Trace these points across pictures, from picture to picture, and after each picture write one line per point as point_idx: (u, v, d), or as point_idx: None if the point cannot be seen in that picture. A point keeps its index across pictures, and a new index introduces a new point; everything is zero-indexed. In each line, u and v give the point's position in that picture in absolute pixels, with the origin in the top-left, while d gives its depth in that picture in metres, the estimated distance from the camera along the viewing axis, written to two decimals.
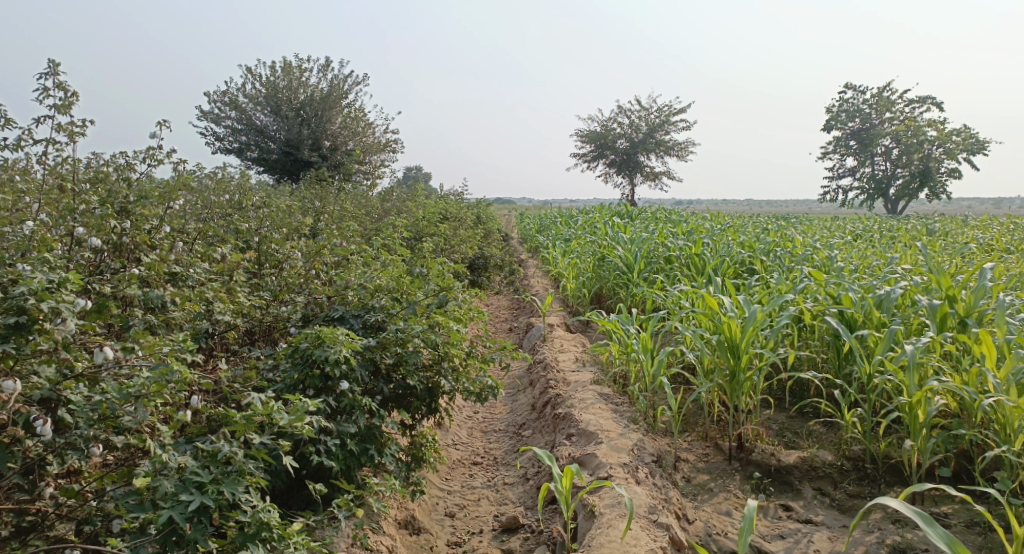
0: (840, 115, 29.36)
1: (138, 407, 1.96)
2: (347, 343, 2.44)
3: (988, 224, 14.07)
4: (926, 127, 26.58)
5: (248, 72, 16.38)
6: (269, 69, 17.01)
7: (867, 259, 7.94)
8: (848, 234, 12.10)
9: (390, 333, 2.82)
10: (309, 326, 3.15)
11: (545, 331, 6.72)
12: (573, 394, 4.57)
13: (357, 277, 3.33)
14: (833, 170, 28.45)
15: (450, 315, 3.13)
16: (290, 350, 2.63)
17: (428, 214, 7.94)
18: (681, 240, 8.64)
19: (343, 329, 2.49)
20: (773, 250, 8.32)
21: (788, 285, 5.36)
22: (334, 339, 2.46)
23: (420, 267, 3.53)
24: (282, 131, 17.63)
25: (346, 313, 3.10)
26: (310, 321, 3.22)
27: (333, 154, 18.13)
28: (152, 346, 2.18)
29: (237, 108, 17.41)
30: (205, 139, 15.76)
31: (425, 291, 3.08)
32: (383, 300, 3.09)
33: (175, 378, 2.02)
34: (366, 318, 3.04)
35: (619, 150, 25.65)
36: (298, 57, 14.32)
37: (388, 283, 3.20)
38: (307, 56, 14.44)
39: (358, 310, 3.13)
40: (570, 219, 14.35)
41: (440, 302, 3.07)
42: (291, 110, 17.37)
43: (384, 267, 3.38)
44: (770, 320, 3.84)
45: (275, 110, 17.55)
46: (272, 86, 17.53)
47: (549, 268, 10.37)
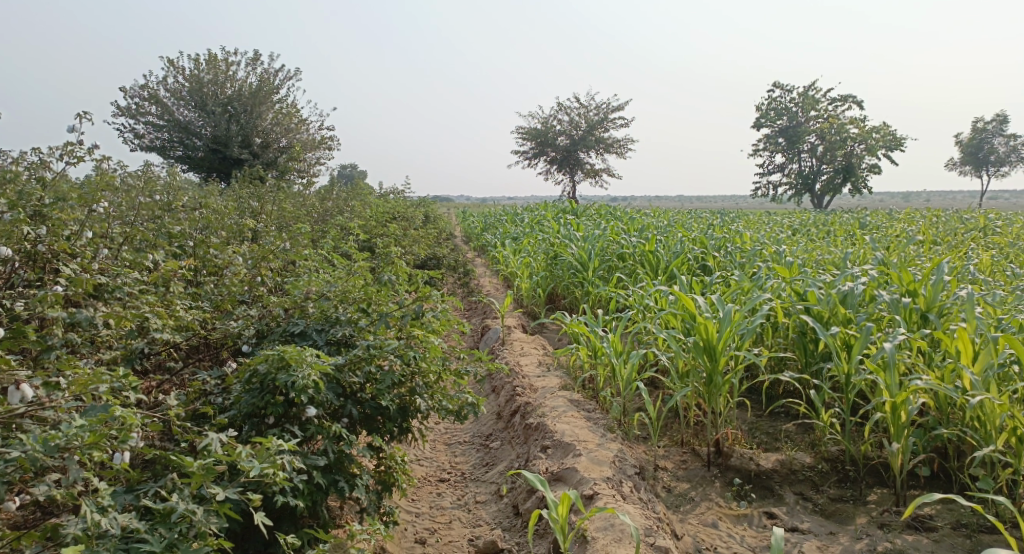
0: (769, 113, 30.28)
1: (69, 462, 1.64)
2: (316, 364, 2.14)
3: (912, 218, 14.69)
4: (849, 125, 27.71)
5: (171, 66, 15.50)
6: (194, 62, 16.14)
7: (814, 254, 8.07)
8: (787, 228, 12.37)
9: (362, 350, 2.53)
10: (264, 343, 2.82)
11: (503, 334, 6.50)
12: (542, 402, 4.35)
13: (317, 287, 3.02)
14: (763, 166, 29.32)
15: (424, 327, 2.86)
16: (246, 372, 2.30)
17: (375, 213, 7.58)
18: (632, 237, 8.57)
19: (311, 348, 2.19)
20: (723, 245, 8.34)
21: (751, 282, 5.32)
22: (300, 360, 2.15)
23: (386, 273, 3.24)
24: (209, 128, 16.76)
25: (307, 328, 2.79)
26: (265, 337, 2.88)
27: (265, 152, 17.37)
28: (85, 382, 1.86)
29: (159, 104, 16.44)
30: (124, 136, 14.82)
31: (397, 301, 2.80)
32: (348, 312, 2.80)
33: (116, 426, 1.70)
34: (332, 332, 2.73)
35: (558, 148, 25.66)
36: (226, 51, 13.61)
37: (356, 293, 2.91)
38: (236, 50, 13.75)
39: (323, 324, 2.83)
40: (515, 216, 14.14)
41: (414, 312, 2.80)
42: (218, 106, 16.55)
43: (347, 274, 3.09)
44: (748, 320, 3.73)
45: (200, 105, 16.68)
46: (197, 80, 16.64)
47: (499, 268, 10.14)
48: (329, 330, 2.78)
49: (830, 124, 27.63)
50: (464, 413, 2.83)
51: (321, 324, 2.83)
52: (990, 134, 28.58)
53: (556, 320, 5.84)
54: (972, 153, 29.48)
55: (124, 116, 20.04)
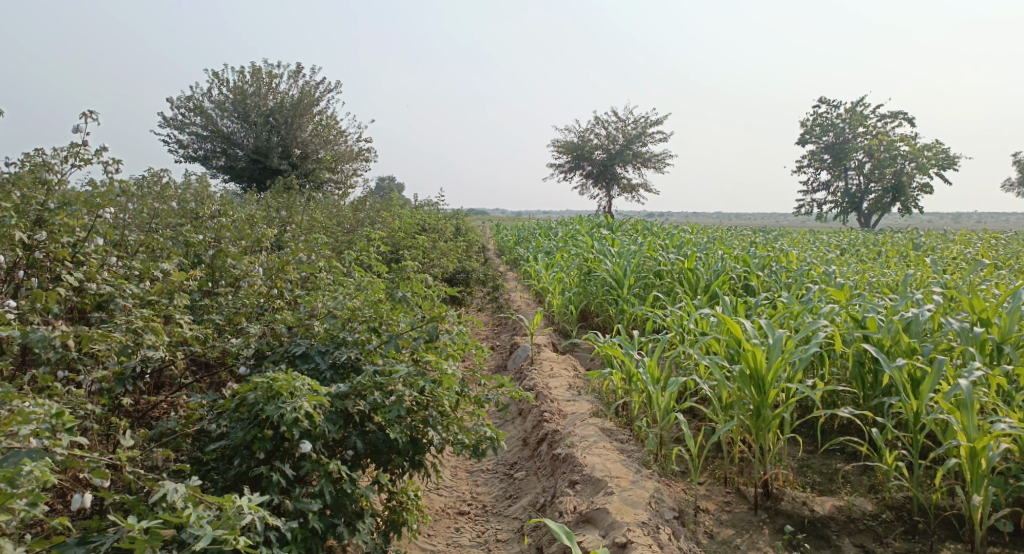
0: (814, 129, 29.51)
1: None
2: (311, 394, 1.89)
3: (968, 239, 13.96)
4: (898, 142, 26.79)
5: (215, 76, 15.71)
6: (237, 74, 16.35)
7: (866, 276, 7.60)
8: (834, 248, 11.83)
9: (368, 377, 2.29)
10: (266, 362, 2.59)
11: (533, 353, 6.22)
12: (572, 430, 4.03)
13: (326, 304, 2.80)
14: (808, 183, 28.51)
15: (439, 351, 2.62)
16: (235, 399, 2.05)
17: (405, 224, 7.40)
18: (671, 253, 8.22)
19: (307, 377, 1.95)
20: (768, 265, 7.93)
21: (800, 304, 4.94)
22: (291, 389, 1.91)
23: (403, 290, 3.02)
24: (250, 139, 16.93)
25: (310, 349, 2.55)
26: (264, 357, 2.66)
27: (303, 163, 17.45)
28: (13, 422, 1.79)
29: (202, 114, 16.67)
30: (167, 145, 15.00)
31: (410, 322, 2.57)
32: (357, 332, 2.56)
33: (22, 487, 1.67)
34: (337, 355, 2.50)
35: (595, 162, 25.32)
36: (267, 63, 13.71)
37: (366, 312, 2.68)
38: (277, 62, 13.86)
39: (328, 345, 2.61)
40: (549, 231, 13.87)
41: (429, 335, 2.56)
42: (259, 117, 16.72)
43: (359, 290, 2.86)
44: (802, 348, 3.38)
45: (242, 116, 16.86)
46: (240, 91, 16.86)
47: (531, 283, 9.86)
48: (334, 353, 2.55)
49: (878, 141, 26.76)
50: (482, 449, 2.54)
51: (326, 344, 2.61)
52: None
53: (588, 340, 5.53)
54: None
55: (170, 127, 20.47)
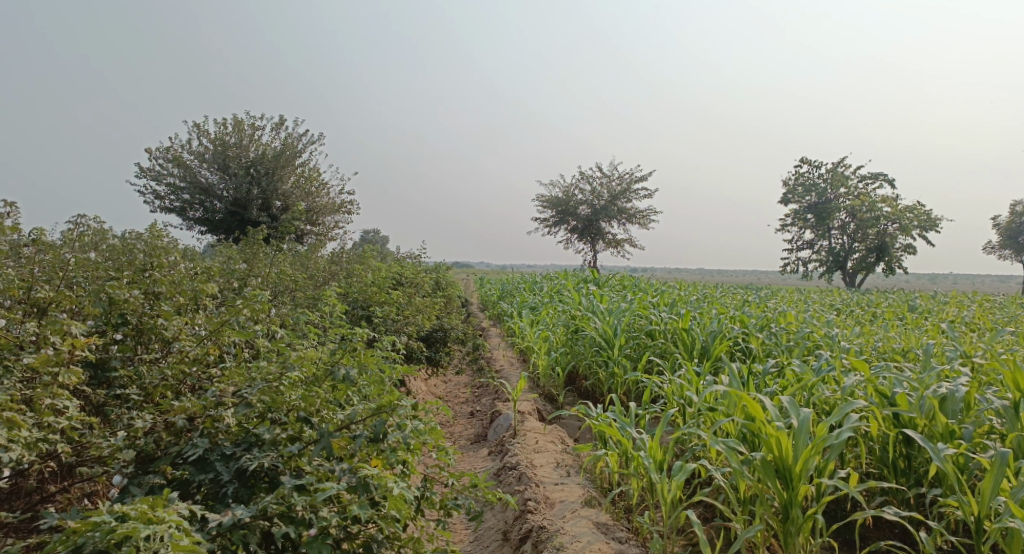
0: (797, 188, 29.66)
1: None
2: (176, 544, 1.87)
3: (960, 301, 13.61)
4: (881, 203, 26.91)
5: (194, 125, 15.34)
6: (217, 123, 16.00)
7: (870, 341, 7.14)
8: (829, 308, 11.39)
9: (294, 497, 2.20)
10: (155, 465, 2.43)
11: (515, 422, 5.64)
12: (560, 526, 3.43)
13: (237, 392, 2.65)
14: (792, 242, 28.44)
15: (385, 451, 2.48)
16: (75, 539, 1.92)
17: (379, 277, 6.90)
18: (664, 312, 7.73)
19: (165, 526, 1.89)
20: (766, 326, 7.45)
21: (814, 373, 4.45)
22: (139, 539, 1.85)
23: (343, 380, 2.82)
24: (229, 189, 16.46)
25: (207, 454, 2.42)
26: (152, 457, 2.54)
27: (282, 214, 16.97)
28: None
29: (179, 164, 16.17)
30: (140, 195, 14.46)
31: (354, 418, 2.47)
32: (277, 434, 2.46)
33: None
34: (244, 461, 2.34)
35: (581, 218, 25.07)
36: (250, 114, 13.35)
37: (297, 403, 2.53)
38: (260, 113, 13.53)
39: (237, 446, 2.48)
40: (534, 285, 13.32)
41: (373, 433, 2.44)
42: (239, 167, 16.29)
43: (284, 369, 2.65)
44: (837, 436, 2.85)
45: (222, 166, 16.38)
46: (221, 141, 16.43)
47: (514, 341, 9.29)
48: (232, 460, 2.41)
49: (861, 201, 26.86)
50: None
51: (232, 446, 2.47)
52: None
53: (577, 411, 4.98)
54: (1011, 236, 28.42)
55: (148, 177, 20.02)
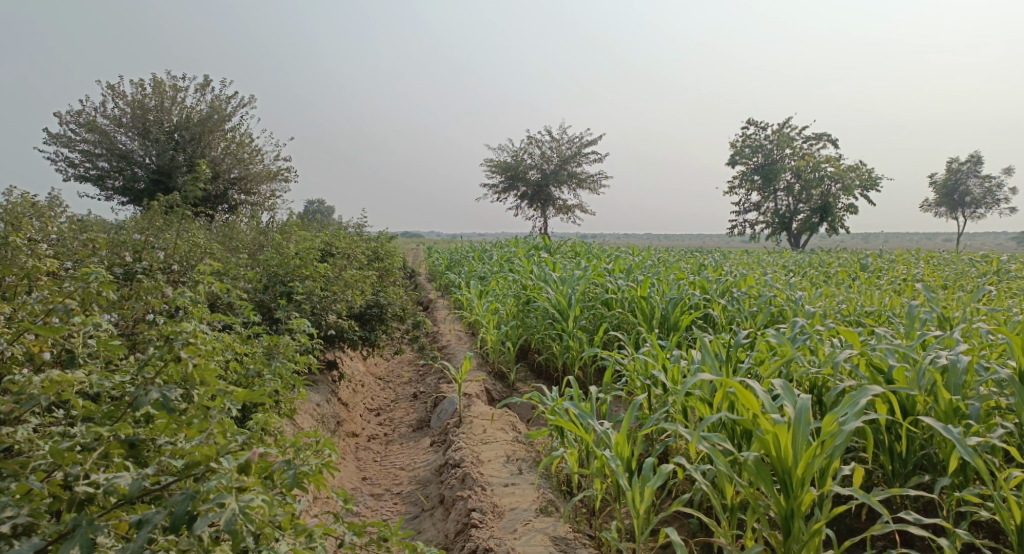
0: (744, 150, 29.61)
1: None
2: None
3: (907, 260, 13.54)
4: (825, 163, 27.06)
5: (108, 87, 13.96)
6: (135, 85, 14.63)
7: (832, 305, 6.79)
8: (785, 271, 11.10)
9: None
10: None
11: (461, 408, 5.06)
12: (511, 546, 2.91)
13: None
14: (740, 205, 28.43)
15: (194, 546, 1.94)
16: None
17: (303, 247, 6.15)
18: (619, 278, 7.23)
19: None
20: (728, 291, 7.01)
21: (791, 347, 4.00)
22: None
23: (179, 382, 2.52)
24: (150, 155, 15.12)
25: None
26: None
27: (214, 184, 15.79)
28: None
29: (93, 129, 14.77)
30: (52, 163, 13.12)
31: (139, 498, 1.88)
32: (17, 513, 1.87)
33: None
34: None
35: (529, 182, 24.39)
36: (169, 74, 12.11)
37: (42, 459, 2.03)
38: (181, 74, 12.33)
39: None
40: (482, 254, 12.65)
41: (174, 515, 1.86)
42: (163, 133, 15.01)
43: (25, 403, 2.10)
44: (847, 431, 2.37)
45: (142, 133, 15.02)
46: (140, 104, 15.04)
47: (461, 313, 8.67)
48: None
49: (806, 162, 26.96)
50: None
51: None
52: (964, 175, 28.24)
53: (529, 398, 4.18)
54: (946, 194, 29.12)
55: (62, 145, 18.42)
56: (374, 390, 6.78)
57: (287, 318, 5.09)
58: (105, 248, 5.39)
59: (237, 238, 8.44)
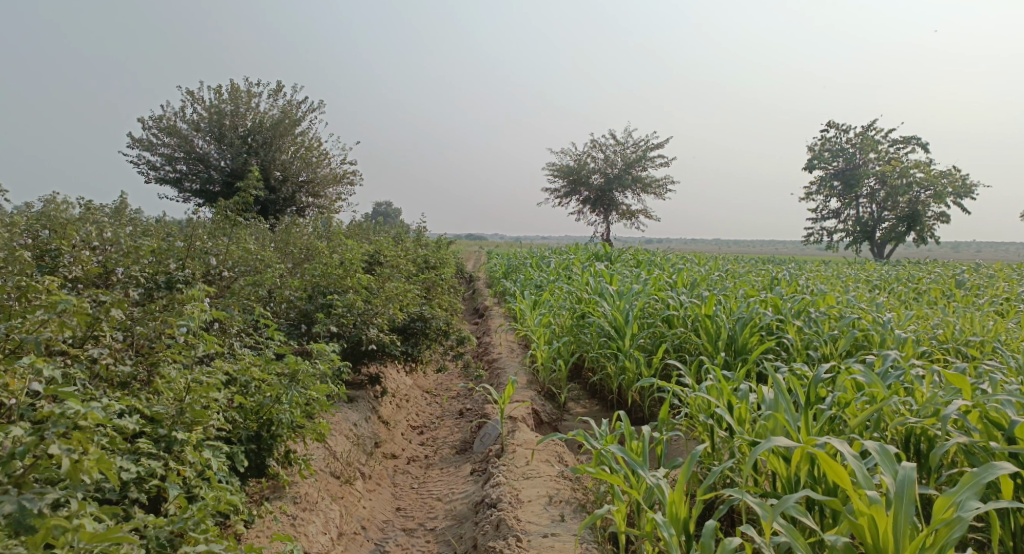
0: (823, 154, 28.12)
1: None
2: None
3: (1007, 277, 12.33)
4: (913, 169, 25.37)
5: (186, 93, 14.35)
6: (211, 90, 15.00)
7: (924, 330, 6.09)
8: (867, 286, 10.23)
9: None
10: None
11: (505, 435, 4.70)
12: None
13: None
14: (817, 212, 26.99)
15: None
16: None
17: (349, 256, 5.93)
18: (683, 293, 6.72)
19: None
20: (804, 311, 6.39)
21: (883, 387, 3.45)
22: None
23: (144, 420, 2.56)
24: (226, 159, 15.48)
25: None
26: None
27: (283, 187, 16.03)
28: None
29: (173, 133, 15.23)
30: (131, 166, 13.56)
31: None
32: None
33: None
34: None
35: (593, 187, 23.85)
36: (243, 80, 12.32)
37: None
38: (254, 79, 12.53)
39: None
40: (541, 261, 12.26)
41: None
42: (237, 137, 15.32)
43: None
44: (966, 519, 1.94)
45: (218, 136, 15.38)
46: (217, 109, 15.39)
47: (515, 325, 8.31)
48: None
49: (892, 168, 25.35)
50: None
51: None
52: None
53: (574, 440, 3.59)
54: None
55: (142, 148, 19.12)
56: (420, 405, 6.49)
57: (325, 331, 4.87)
58: (149, 255, 5.29)
59: (291, 243, 8.34)
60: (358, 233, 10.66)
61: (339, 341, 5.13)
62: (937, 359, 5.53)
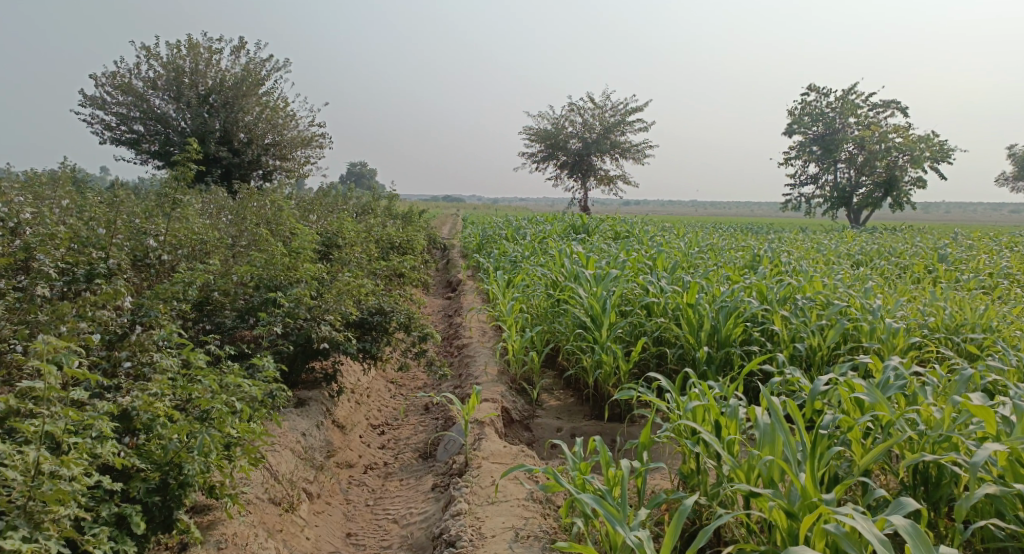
0: (803, 118, 27.69)
1: None
2: None
3: (990, 248, 12.08)
4: (892, 133, 25.08)
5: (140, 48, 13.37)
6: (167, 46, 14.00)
7: (916, 319, 5.74)
8: (851, 261, 9.90)
9: None
10: None
11: (469, 447, 4.28)
12: None
13: None
14: (795, 177, 26.68)
15: None
16: None
17: (300, 241, 5.38)
18: (664, 277, 6.30)
19: None
20: (791, 297, 6.01)
21: (891, 410, 3.08)
22: None
23: None
24: (187, 120, 14.52)
25: None
26: None
27: (247, 150, 15.19)
28: None
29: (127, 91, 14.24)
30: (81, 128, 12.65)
31: None
32: None
33: None
34: None
35: (569, 151, 23.24)
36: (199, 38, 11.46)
37: None
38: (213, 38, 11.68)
39: None
40: (516, 232, 11.72)
41: None
42: (196, 96, 14.40)
43: None
44: None
45: (176, 96, 14.43)
46: (175, 67, 14.37)
47: (487, 305, 7.84)
48: None
49: (871, 132, 25.04)
50: None
51: None
52: None
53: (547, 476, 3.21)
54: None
55: (94, 106, 18.03)
56: (383, 398, 6.05)
57: (267, 331, 4.36)
58: (70, 245, 4.70)
59: (244, 219, 7.71)
60: (320, 205, 10.01)
61: (288, 340, 4.64)
62: (930, 352, 5.19)
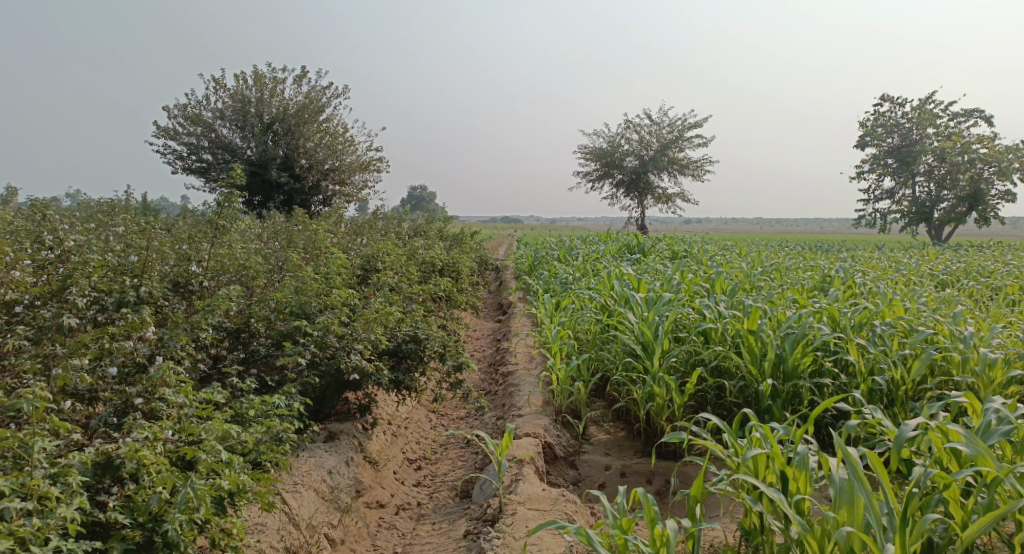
0: (876, 130, 26.33)
1: None
2: None
3: None
4: (976, 144, 23.48)
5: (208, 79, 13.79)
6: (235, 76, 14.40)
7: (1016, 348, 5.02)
8: (937, 283, 9.02)
9: None
10: None
11: (505, 491, 3.91)
12: None
13: None
14: (868, 191, 25.30)
15: None
16: None
17: (334, 265, 5.18)
18: (723, 300, 5.80)
19: None
20: (867, 323, 5.39)
21: (1000, 465, 2.54)
22: None
23: None
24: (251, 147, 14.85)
25: None
26: None
27: (308, 175, 15.41)
28: None
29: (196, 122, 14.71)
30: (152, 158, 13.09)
31: None
32: None
33: None
34: None
35: (626, 170, 22.76)
36: None
37: None
38: None
39: None
40: (569, 253, 11.32)
41: None
42: (259, 123, 14.72)
43: None
44: None
45: (241, 124, 14.80)
46: (241, 96, 14.76)
47: (535, 330, 7.48)
48: None
49: (951, 143, 23.53)
50: None
51: None
52: None
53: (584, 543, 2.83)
54: None
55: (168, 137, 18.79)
56: (423, 429, 5.76)
57: (291, 362, 4.13)
58: (105, 271, 4.63)
59: (291, 243, 7.63)
60: (369, 227, 9.91)
61: (316, 370, 4.41)
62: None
